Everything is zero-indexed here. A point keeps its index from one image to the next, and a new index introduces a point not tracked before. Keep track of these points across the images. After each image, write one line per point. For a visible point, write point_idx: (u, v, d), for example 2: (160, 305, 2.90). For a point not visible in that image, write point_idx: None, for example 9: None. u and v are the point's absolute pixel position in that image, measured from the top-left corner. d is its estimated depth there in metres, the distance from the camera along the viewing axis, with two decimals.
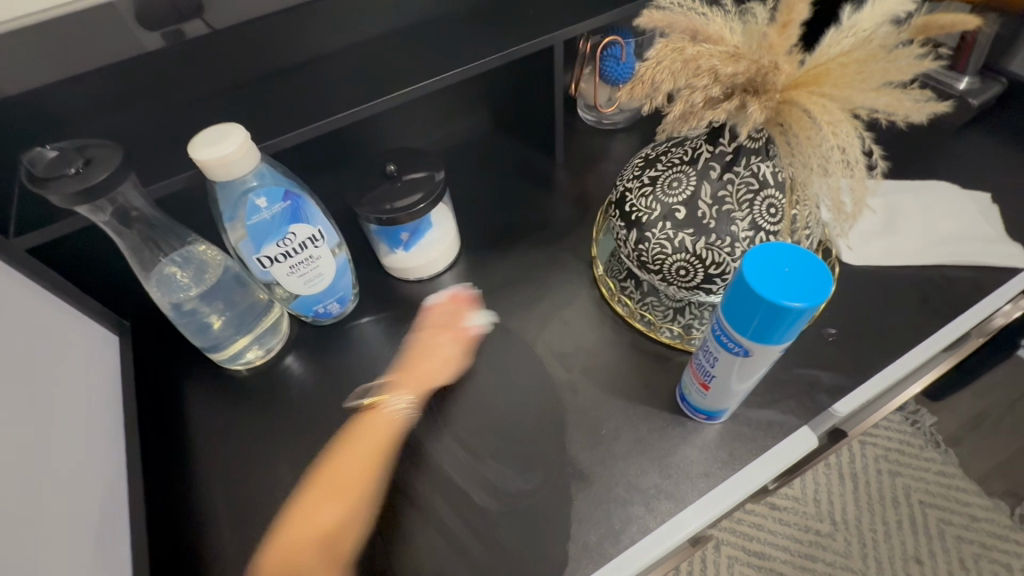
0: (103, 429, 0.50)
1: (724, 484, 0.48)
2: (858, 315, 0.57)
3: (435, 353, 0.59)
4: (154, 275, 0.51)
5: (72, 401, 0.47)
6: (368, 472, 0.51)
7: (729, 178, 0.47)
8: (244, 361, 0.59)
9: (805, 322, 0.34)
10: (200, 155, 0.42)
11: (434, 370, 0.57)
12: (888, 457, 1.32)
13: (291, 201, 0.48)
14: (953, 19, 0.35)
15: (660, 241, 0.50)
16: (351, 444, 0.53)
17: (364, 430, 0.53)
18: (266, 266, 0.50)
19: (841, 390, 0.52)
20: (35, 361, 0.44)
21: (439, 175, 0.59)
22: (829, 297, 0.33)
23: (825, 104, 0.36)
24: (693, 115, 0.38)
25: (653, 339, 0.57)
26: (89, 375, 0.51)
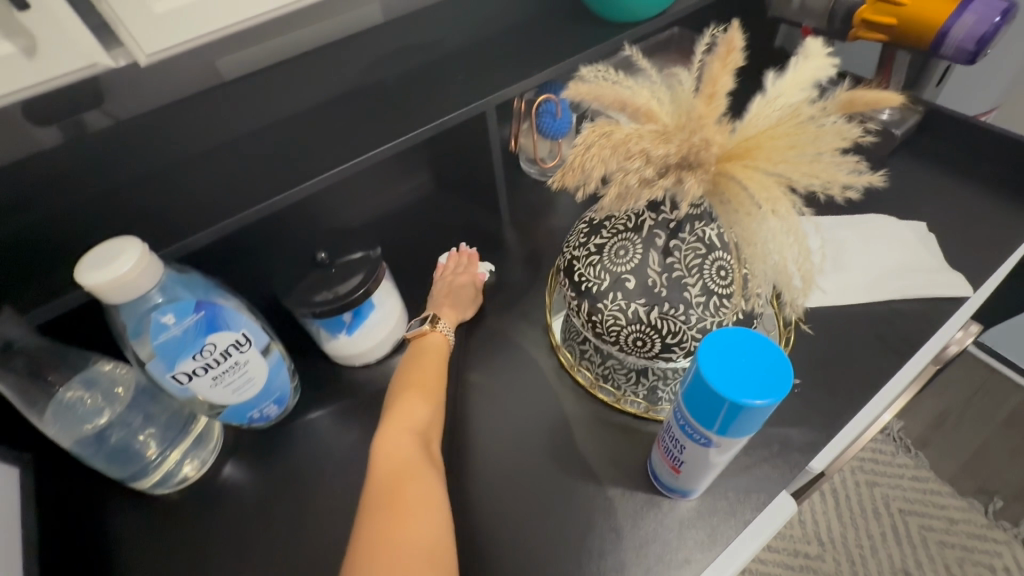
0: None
1: (705, 569, 0.45)
2: (819, 360, 0.56)
3: (461, 288, 0.63)
4: (50, 409, 0.45)
5: None
6: (436, 375, 0.53)
7: (676, 244, 0.45)
8: (173, 483, 0.53)
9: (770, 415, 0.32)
10: (88, 279, 0.37)
11: (462, 307, 0.62)
12: (864, 468, 1.33)
13: (205, 311, 0.43)
14: (874, 97, 0.36)
15: (613, 312, 0.48)
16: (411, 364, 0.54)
17: (425, 351, 0.55)
18: (185, 382, 0.45)
19: (813, 446, 0.50)
20: None
21: (376, 253, 0.56)
22: (790, 388, 0.31)
23: (760, 178, 0.35)
24: (631, 194, 0.36)
25: (619, 412, 0.54)
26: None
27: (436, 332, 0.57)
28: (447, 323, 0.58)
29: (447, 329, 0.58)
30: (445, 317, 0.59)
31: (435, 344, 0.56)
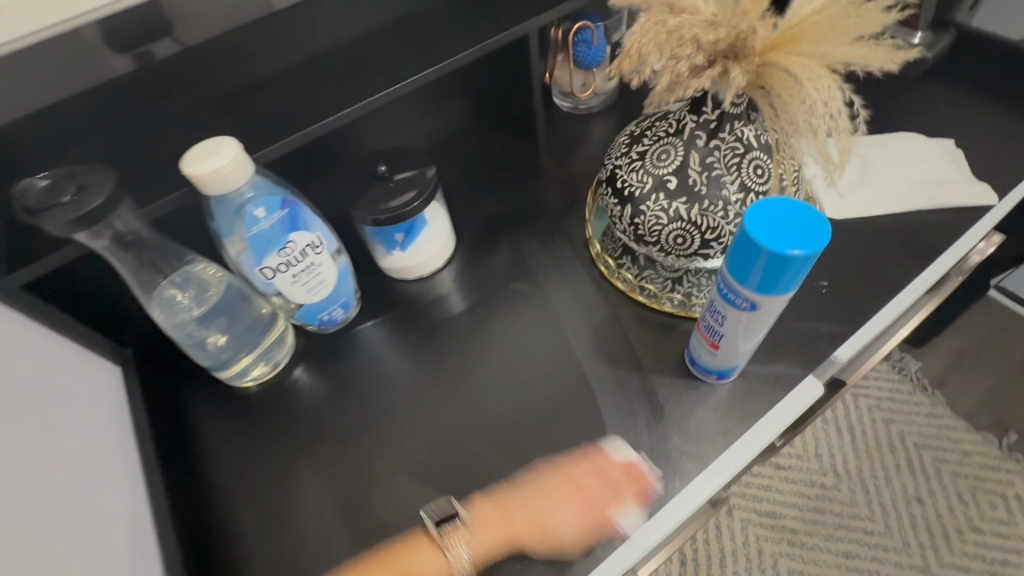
0: (114, 474, 0.49)
1: (738, 441, 0.50)
2: (847, 264, 0.59)
3: (532, 512, 0.48)
4: (156, 298, 0.51)
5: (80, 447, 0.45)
6: None
7: (716, 144, 0.49)
8: (251, 378, 0.59)
9: (806, 270, 0.37)
10: (195, 169, 0.42)
11: (527, 526, 0.48)
12: (881, 406, 1.36)
13: (289, 209, 0.48)
14: None
15: (655, 212, 0.52)
16: (377, 564, 0.48)
17: (426, 546, 0.48)
18: (270, 277, 0.50)
19: (839, 337, 0.54)
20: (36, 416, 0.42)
21: (430, 171, 0.59)
22: (827, 242, 0.35)
23: (805, 62, 0.38)
24: (680, 84, 0.40)
25: (656, 310, 0.59)
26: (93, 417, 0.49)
27: (455, 557, 0.46)
28: (464, 551, 0.47)
29: (461, 557, 0.46)
30: (473, 542, 0.47)
31: (432, 564, 0.47)
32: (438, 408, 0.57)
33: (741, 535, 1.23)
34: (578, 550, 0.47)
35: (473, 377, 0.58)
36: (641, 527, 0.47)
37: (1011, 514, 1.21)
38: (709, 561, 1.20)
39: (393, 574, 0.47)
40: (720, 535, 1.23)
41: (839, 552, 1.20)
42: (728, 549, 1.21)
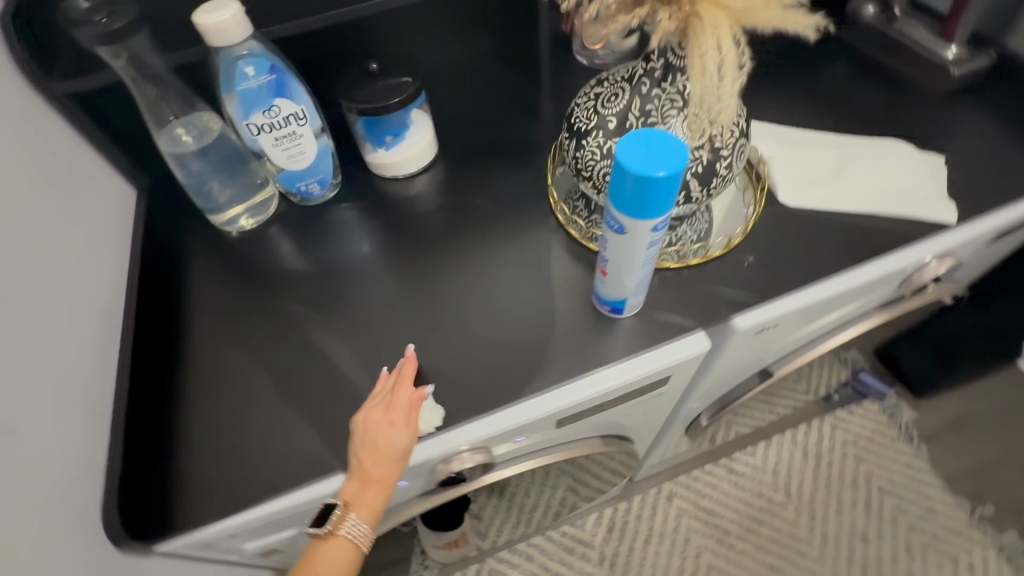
0: (102, 258, 0.60)
1: (615, 367, 0.55)
2: (779, 246, 0.61)
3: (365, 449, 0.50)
4: (164, 131, 0.60)
5: (78, 232, 0.57)
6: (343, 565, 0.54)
7: (657, 93, 0.52)
8: (238, 227, 0.69)
9: (666, 199, 0.41)
10: (202, 20, 0.50)
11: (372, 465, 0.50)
12: (858, 443, 1.33)
13: (276, 76, 0.56)
14: None
15: (593, 149, 0.56)
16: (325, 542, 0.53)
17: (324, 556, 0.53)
18: (254, 133, 0.59)
19: (742, 305, 0.57)
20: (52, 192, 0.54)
21: (414, 81, 0.66)
22: (684, 170, 0.39)
23: (719, 14, 0.40)
24: (609, 18, 0.44)
25: (587, 247, 0.64)
26: (99, 216, 0.61)
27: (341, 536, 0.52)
28: (357, 521, 0.52)
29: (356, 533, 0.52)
30: (358, 513, 0.51)
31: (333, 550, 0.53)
32: (374, 285, 0.65)
33: (673, 521, 1.26)
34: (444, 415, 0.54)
35: (411, 267, 0.66)
36: (504, 409, 0.54)
37: None
38: (635, 534, 1.25)
39: (373, 453, 0.50)
40: (653, 514, 1.27)
41: (765, 563, 1.21)
42: (656, 528, 1.25)
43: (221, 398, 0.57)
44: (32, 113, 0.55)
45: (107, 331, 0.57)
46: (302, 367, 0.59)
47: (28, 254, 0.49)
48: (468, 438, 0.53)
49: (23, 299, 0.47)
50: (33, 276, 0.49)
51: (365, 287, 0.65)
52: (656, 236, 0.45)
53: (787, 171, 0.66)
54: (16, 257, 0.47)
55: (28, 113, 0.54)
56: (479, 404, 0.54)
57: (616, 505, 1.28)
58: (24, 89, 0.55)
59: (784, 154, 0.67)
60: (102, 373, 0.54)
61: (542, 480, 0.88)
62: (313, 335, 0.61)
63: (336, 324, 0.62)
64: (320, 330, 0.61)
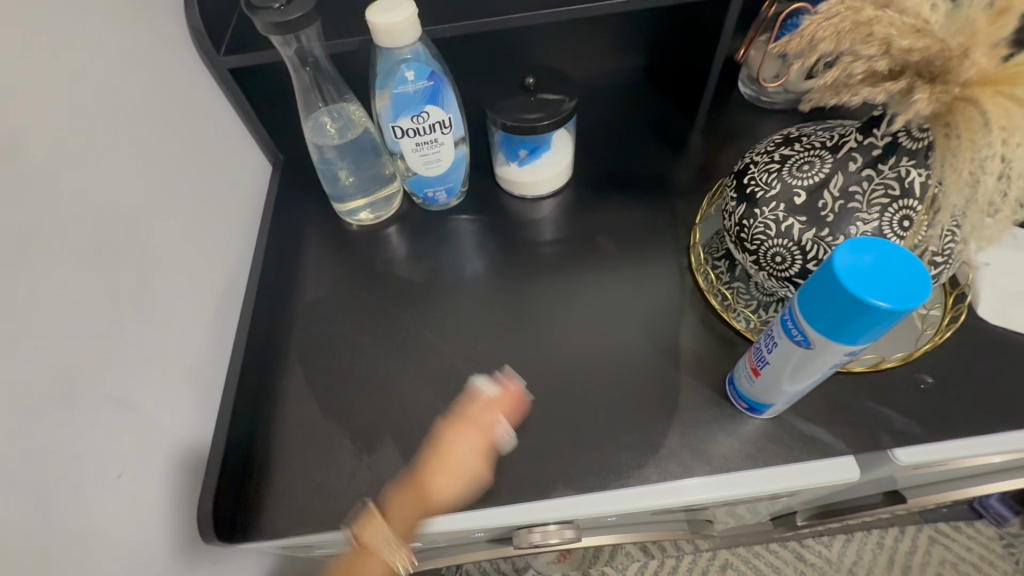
0: (231, 235, 0.60)
1: (737, 475, 0.48)
2: (966, 373, 0.50)
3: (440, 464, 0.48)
4: (312, 118, 0.60)
5: (216, 206, 0.57)
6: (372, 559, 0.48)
7: (869, 175, 0.43)
8: (358, 219, 0.68)
9: (882, 328, 0.33)
10: (375, 19, 0.47)
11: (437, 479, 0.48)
12: (957, 567, 1.16)
13: (434, 83, 0.53)
14: None
15: (767, 221, 0.48)
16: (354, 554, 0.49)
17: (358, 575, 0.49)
18: (397, 136, 0.56)
19: (909, 438, 0.47)
20: (194, 166, 0.54)
21: (570, 100, 0.60)
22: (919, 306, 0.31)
23: (1008, 108, 0.32)
24: (846, 88, 0.36)
25: (723, 320, 0.56)
26: (236, 190, 0.61)
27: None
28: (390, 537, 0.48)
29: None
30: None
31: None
32: (483, 311, 0.61)
33: None
34: (537, 479, 0.50)
35: (524, 299, 0.62)
36: (605, 492, 0.48)
37: None
38: None
39: (441, 468, 0.48)
40: None
41: None
42: None
43: (318, 401, 0.56)
44: (194, 84, 0.55)
45: (225, 310, 0.57)
46: (401, 386, 0.56)
47: (164, 230, 0.49)
48: (557, 513, 0.48)
49: (151, 278, 0.47)
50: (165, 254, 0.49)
51: (474, 311, 0.61)
52: (846, 358, 0.37)
53: (993, 280, 0.54)
54: (151, 232, 0.47)
55: (190, 83, 0.55)
56: (575, 477, 0.49)
57: (663, 559, 1.21)
58: (192, 60, 0.55)
59: (992, 258, 0.55)
60: (216, 350, 0.55)
61: None
62: (414, 353, 0.59)
63: (439, 346, 0.59)
64: (422, 349, 0.59)
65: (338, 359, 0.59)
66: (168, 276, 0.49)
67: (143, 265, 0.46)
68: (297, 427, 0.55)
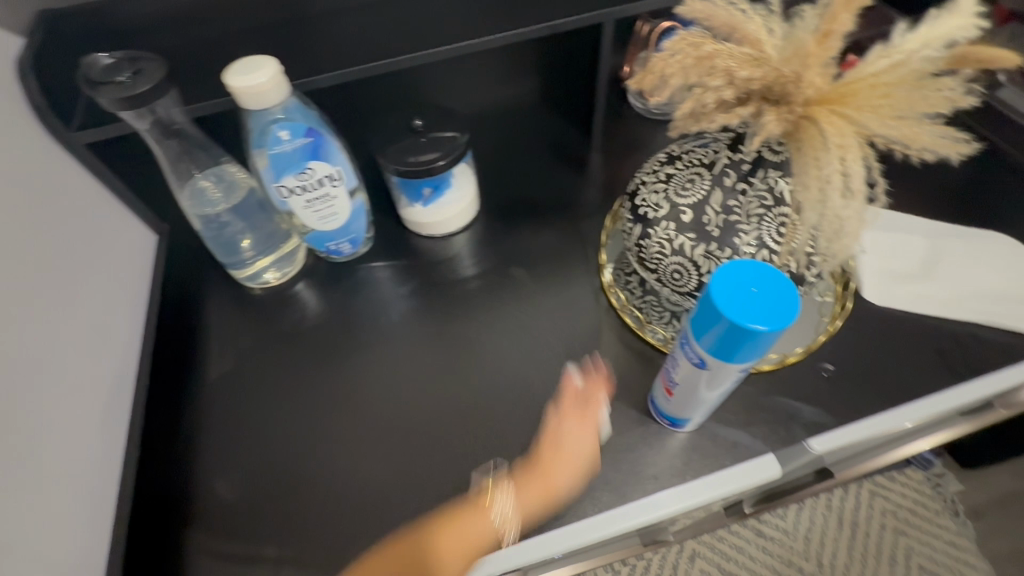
0: (113, 322, 0.54)
1: (676, 488, 0.48)
2: (860, 355, 0.54)
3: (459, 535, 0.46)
4: (188, 186, 0.56)
5: (88, 294, 0.52)
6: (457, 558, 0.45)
7: (743, 188, 0.45)
8: (262, 282, 0.64)
9: (765, 347, 0.34)
10: (235, 82, 0.45)
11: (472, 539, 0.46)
12: (896, 514, 1.25)
13: (313, 138, 0.51)
14: (986, 54, 0.34)
15: (660, 240, 0.49)
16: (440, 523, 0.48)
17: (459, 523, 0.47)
18: (284, 196, 0.54)
19: (820, 427, 0.50)
20: (55, 256, 0.48)
21: (462, 136, 0.60)
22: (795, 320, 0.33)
23: (841, 125, 0.34)
24: (704, 116, 0.37)
25: (639, 337, 0.57)
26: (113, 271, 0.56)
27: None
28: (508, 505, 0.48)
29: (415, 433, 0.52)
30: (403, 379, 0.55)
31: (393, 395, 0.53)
32: (404, 361, 0.59)
33: None
34: None
35: (445, 341, 0.60)
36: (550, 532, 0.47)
37: None
38: None
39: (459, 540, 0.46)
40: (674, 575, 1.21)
41: None
42: None
43: (235, 488, 0.52)
44: (46, 165, 0.50)
45: (115, 407, 0.52)
46: (325, 456, 0.53)
47: (21, 335, 0.43)
48: (502, 567, 0.45)
49: (11, 393, 0.41)
50: (27, 362, 0.43)
51: (394, 361, 0.59)
52: (744, 371, 0.39)
53: (873, 264, 0.58)
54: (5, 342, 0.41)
55: (41, 165, 0.49)
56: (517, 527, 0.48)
57: (634, 561, 1.22)
58: (40, 140, 0.50)
59: (867, 243, 0.59)
60: (105, 454, 0.49)
61: None
62: (336, 418, 0.56)
63: (362, 406, 0.56)
64: (344, 412, 0.56)
65: (254, 438, 0.55)
66: (33, 387, 0.43)
67: (0, 381, 0.40)
68: (215, 522, 0.51)
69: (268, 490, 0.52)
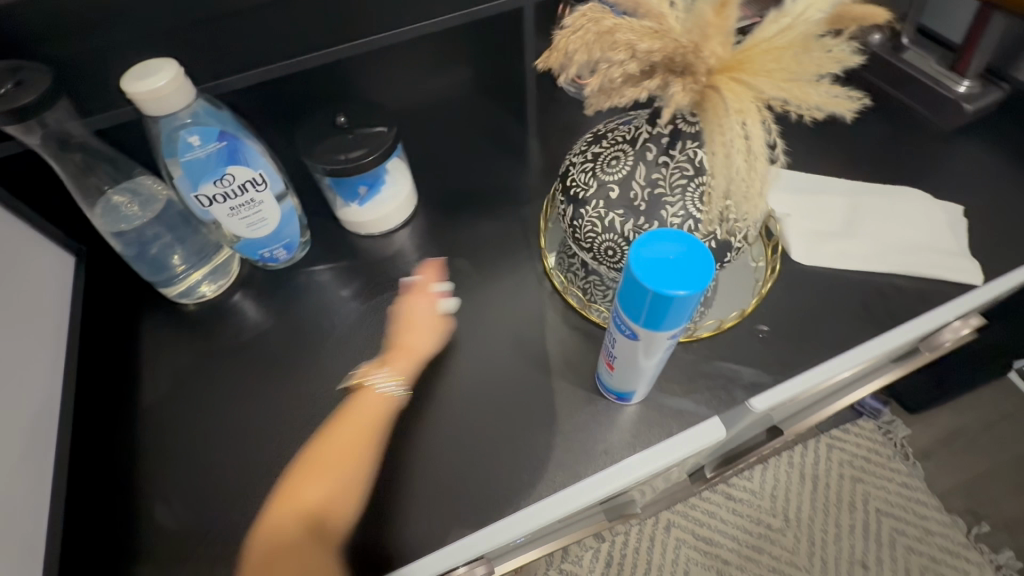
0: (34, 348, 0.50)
1: (635, 457, 0.49)
2: (793, 314, 0.56)
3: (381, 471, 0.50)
4: (101, 202, 0.53)
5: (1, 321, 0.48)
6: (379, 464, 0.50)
7: (665, 161, 0.46)
8: (195, 298, 0.61)
9: (689, 312, 0.35)
10: (131, 88, 0.42)
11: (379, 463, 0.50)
12: (854, 463, 1.31)
13: (227, 142, 0.49)
14: (866, 13, 0.35)
15: (592, 219, 0.50)
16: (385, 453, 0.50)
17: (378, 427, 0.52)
18: (206, 205, 0.52)
19: (759, 386, 0.52)
20: None
21: (389, 130, 0.59)
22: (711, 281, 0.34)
23: (741, 92, 0.35)
24: (614, 91, 0.37)
25: (584, 316, 0.58)
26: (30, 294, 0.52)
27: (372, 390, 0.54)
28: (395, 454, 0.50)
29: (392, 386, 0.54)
30: (392, 368, 0.55)
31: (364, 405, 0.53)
32: (351, 363, 0.58)
33: (672, 552, 1.23)
34: (434, 526, 0.48)
35: (391, 339, 0.59)
36: (512, 516, 0.48)
37: None
38: (634, 568, 1.21)
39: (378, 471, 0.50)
40: (651, 546, 1.24)
41: None
42: (655, 561, 1.22)
43: (181, 513, 0.50)
44: None
45: (42, 441, 0.48)
46: (274, 470, 0.52)
47: None
48: (463, 556, 0.46)
49: None
50: None
51: (340, 364, 0.58)
52: (674, 337, 0.39)
53: (800, 226, 0.60)
54: None
55: None
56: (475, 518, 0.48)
57: (613, 538, 1.25)
58: None
59: (792, 207, 0.61)
60: (35, 489, 0.46)
61: None
62: (282, 428, 0.54)
63: (309, 413, 0.55)
64: (291, 421, 0.54)
65: (197, 459, 0.53)
66: None
67: None
68: (162, 550, 0.48)
69: (215, 510, 0.50)
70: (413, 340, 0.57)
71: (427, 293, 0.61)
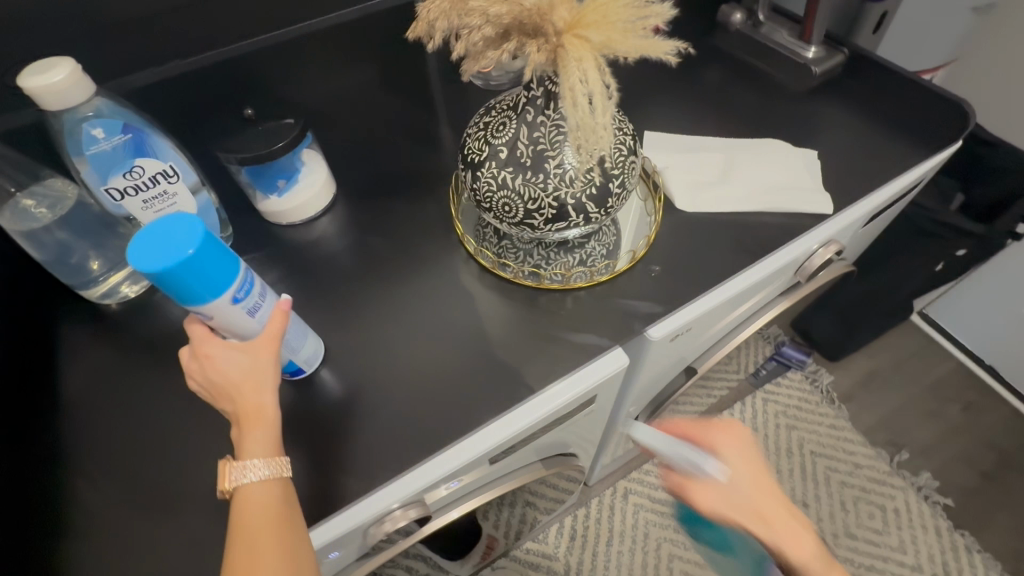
0: None
1: (553, 388, 0.56)
2: (679, 252, 0.63)
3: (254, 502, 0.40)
4: (10, 206, 0.55)
5: None
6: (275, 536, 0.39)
7: (542, 120, 0.51)
8: (117, 297, 0.62)
9: (221, 269, 0.40)
10: (27, 83, 0.44)
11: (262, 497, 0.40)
12: (787, 413, 1.42)
13: (132, 135, 0.51)
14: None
15: (488, 179, 0.55)
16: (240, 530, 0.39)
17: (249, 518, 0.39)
18: (117, 199, 0.53)
19: (653, 316, 0.58)
20: None
21: (298, 121, 0.62)
22: (207, 230, 0.39)
23: (582, 45, 0.41)
24: (479, 54, 0.43)
25: (496, 274, 0.63)
26: None
27: (249, 483, 0.40)
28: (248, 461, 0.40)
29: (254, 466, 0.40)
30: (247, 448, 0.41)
31: (245, 501, 0.40)
32: None
33: (631, 518, 1.28)
34: (365, 475, 0.50)
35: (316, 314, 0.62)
36: (446, 450, 0.52)
37: (886, 525, 1.26)
38: (597, 538, 1.26)
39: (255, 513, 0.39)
40: (612, 515, 1.29)
41: None
42: (617, 528, 1.27)
43: (113, 498, 0.50)
44: None
45: None
46: (206, 446, 0.53)
47: None
48: (400, 495, 0.50)
49: None
50: None
51: None
52: (251, 302, 0.43)
53: (682, 179, 0.68)
54: None
55: None
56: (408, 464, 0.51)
57: (575, 513, 1.29)
58: None
59: (673, 164, 0.69)
60: None
61: (491, 511, 0.86)
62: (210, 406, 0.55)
63: None
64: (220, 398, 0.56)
65: (127, 446, 0.53)
66: None
67: None
68: (93, 535, 0.48)
69: (146, 490, 0.51)
70: (249, 396, 0.42)
71: (267, 342, 0.44)
